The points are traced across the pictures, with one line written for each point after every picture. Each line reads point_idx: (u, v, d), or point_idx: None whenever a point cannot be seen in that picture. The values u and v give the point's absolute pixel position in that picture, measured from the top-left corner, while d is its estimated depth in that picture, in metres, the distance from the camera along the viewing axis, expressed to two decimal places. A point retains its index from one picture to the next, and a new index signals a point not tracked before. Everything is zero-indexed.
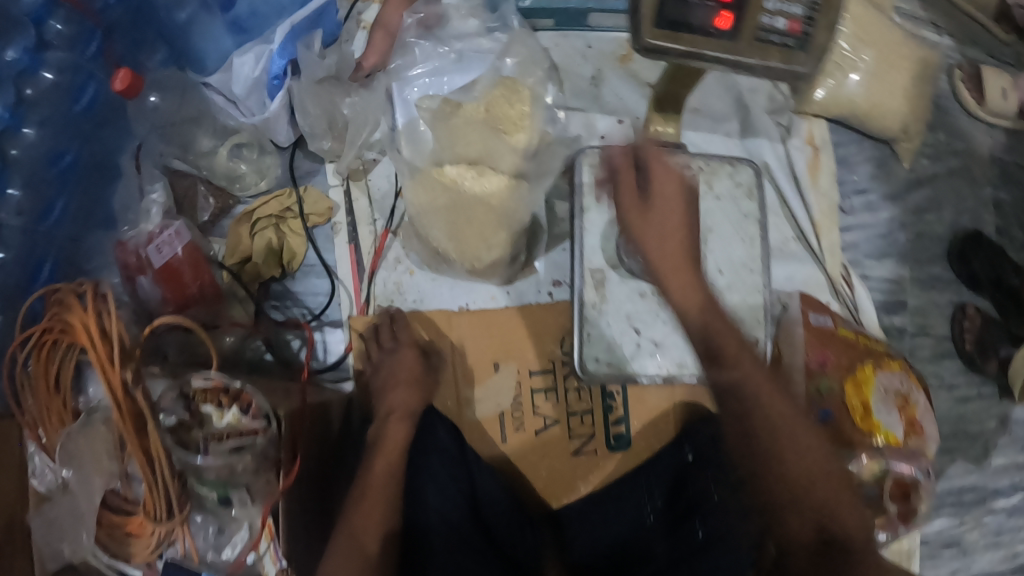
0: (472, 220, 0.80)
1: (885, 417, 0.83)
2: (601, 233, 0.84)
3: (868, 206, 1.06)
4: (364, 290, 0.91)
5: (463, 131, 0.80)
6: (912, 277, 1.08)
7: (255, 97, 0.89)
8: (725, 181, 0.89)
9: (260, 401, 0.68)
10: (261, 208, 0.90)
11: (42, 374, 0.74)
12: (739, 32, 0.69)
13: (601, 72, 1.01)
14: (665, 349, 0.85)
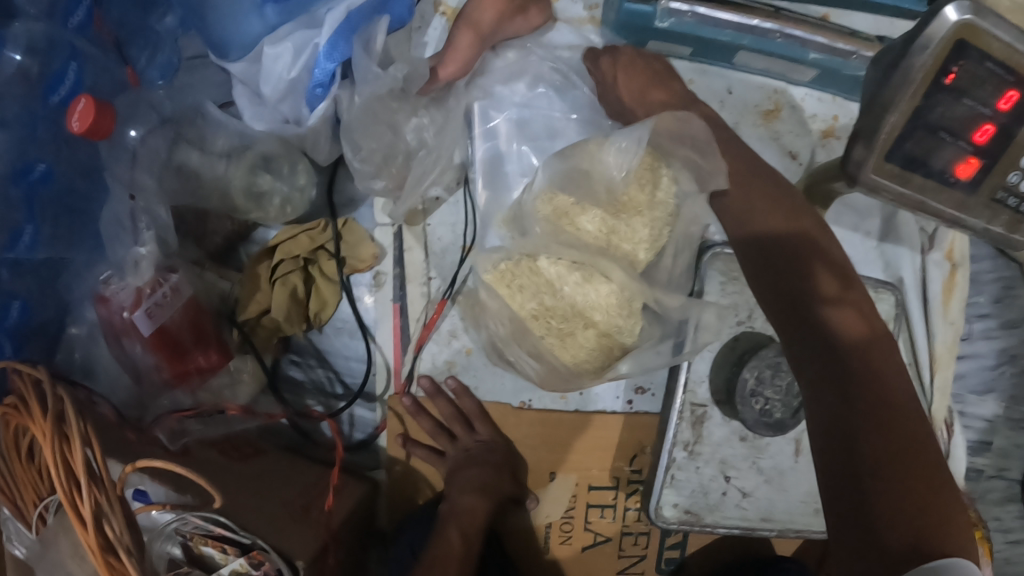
0: (563, 335, 0.64)
1: None
2: (712, 360, 0.69)
3: (984, 334, 0.94)
4: (406, 364, 0.75)
5: (566, 215, 0.62)
6: (1009, 418, 0.96)
7: (289, 102, 0.66)
8: None
9: (273, 560, 0.59)
10: (287, 246, 0.71)
11: (11, 443, 0.59)
12: (983, 184, 0.57)
13: (737, 126, 0.81)
14: (751, 500, 0.73)
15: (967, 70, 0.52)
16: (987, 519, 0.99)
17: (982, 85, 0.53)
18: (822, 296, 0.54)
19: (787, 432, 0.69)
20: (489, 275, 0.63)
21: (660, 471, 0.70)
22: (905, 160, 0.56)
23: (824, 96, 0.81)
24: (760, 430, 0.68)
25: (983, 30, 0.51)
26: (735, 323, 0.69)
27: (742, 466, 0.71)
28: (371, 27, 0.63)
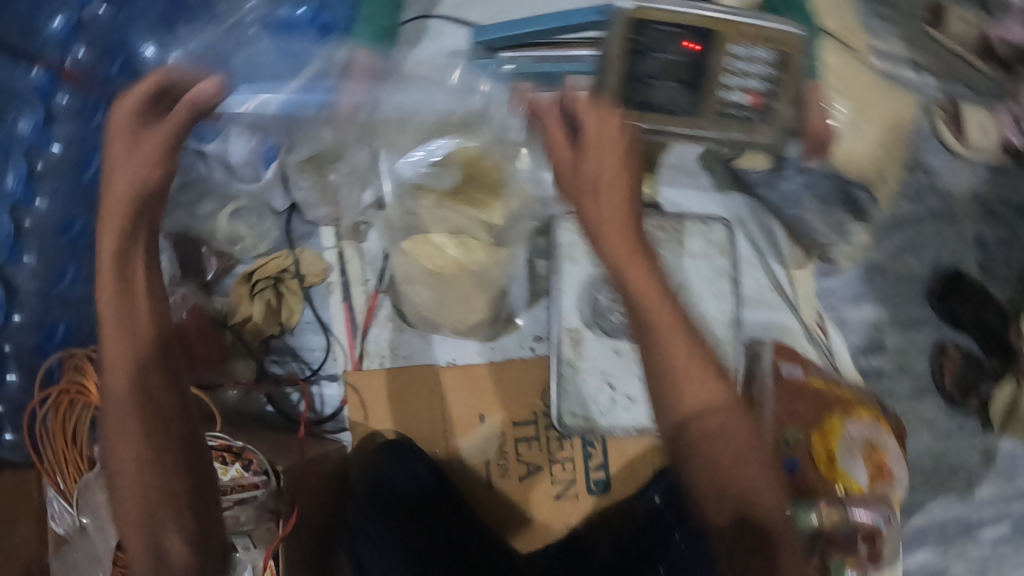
0: (456, 285, 0.88)
1: (849, 466, 0.89)
2: (576, 294, 0.89)
3: (845, 253, 1.09)
4: (358, 346, 0.96)
5: (444, 204, 0.86)
6: (892, 319, 1.10)
7: (251, 168, 0.91)
8: (698, 240, 0.93)
9: (260, 458, 0.78)
10: (260, 269, 0.94)
11: (61, 424, 0.80)
12: (703, 109, 0.74)
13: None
14: (638, 402, 0.88)
15: (650, 36, 0.71)
16: (904, 412, 1.13)
17: (664, 43, 0.72)
18: (676, 366, 0.70)
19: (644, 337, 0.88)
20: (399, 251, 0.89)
21: (555, 387, 0.87)
22: (637, 104, 0.74)
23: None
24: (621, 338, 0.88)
25: (648, 8, 0.71)
26: (589, 266, 0.89)
27: (624, 377, 0.88)
28: None
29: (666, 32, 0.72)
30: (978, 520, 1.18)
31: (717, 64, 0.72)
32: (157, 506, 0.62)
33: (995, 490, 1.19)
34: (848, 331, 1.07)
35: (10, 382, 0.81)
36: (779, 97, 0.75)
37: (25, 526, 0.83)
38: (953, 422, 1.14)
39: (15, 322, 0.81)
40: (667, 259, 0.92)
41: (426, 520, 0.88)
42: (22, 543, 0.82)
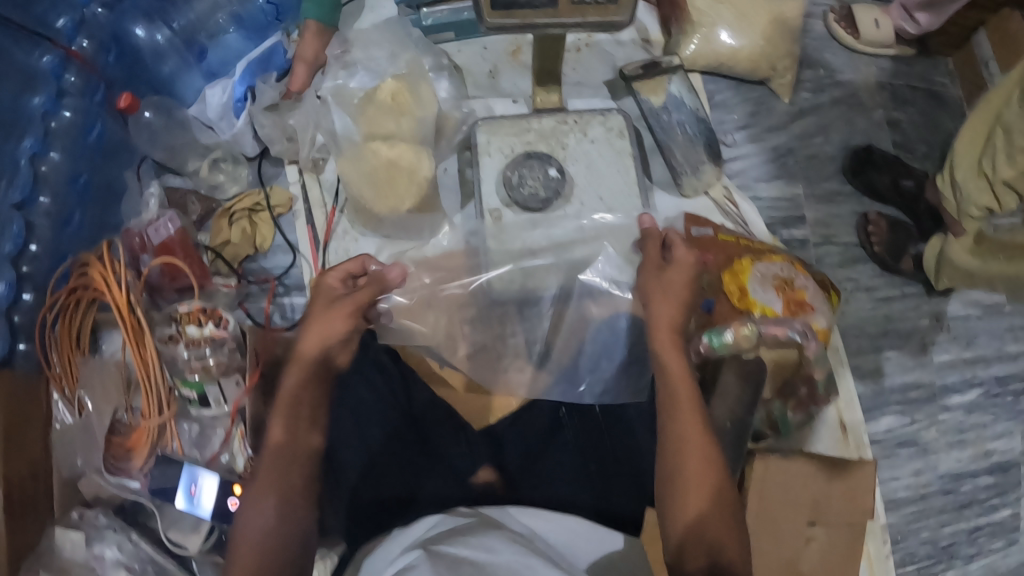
0: (392, 180, 1.02)
1: (761, 296, 0.97)
2: (494, 181, 1.03)
3: (751, 139, 1.19)
4: (319, 258, 1.12)
5: (377, 119, 1.04)
6: (808, 194, 1.19)
7: (224, 120, 1.14)
8: (598, 127, 1.06)
9: (229, 317, 0.96)
10: (237, 204, 1.14)
11: (67, 329, 0.99)
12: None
13: (498, 67, 1.17)
14: (556, 266, 1.01)
15: None
16: (840, 280, 1.18)
17: None
18: (686, 467, 0.78)
19: (553, 205, 1.00)
20: (344, 161, 1.04)
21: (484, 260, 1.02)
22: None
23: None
24: (532, 209, 1.00)
25: None
26: (503, 157, 1.04)
27: (541, 245, 1.02)
28: (263, 74, 1.15)
29: None
30: (941, 383, 1.22)
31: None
32: (295, 449, 0.83)
33: (951, 354, 1.23)
34: (766, 207, 1.16)
35: (26, 301, 0.98)
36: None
37: (35, 425, 0.95)
38: (893, 287, 1.20)
39: (32, 251, 0.98)
40: (571, 146, 1.05)
41: (385, 394, 0.99)
42: (34, 438, 0.94)
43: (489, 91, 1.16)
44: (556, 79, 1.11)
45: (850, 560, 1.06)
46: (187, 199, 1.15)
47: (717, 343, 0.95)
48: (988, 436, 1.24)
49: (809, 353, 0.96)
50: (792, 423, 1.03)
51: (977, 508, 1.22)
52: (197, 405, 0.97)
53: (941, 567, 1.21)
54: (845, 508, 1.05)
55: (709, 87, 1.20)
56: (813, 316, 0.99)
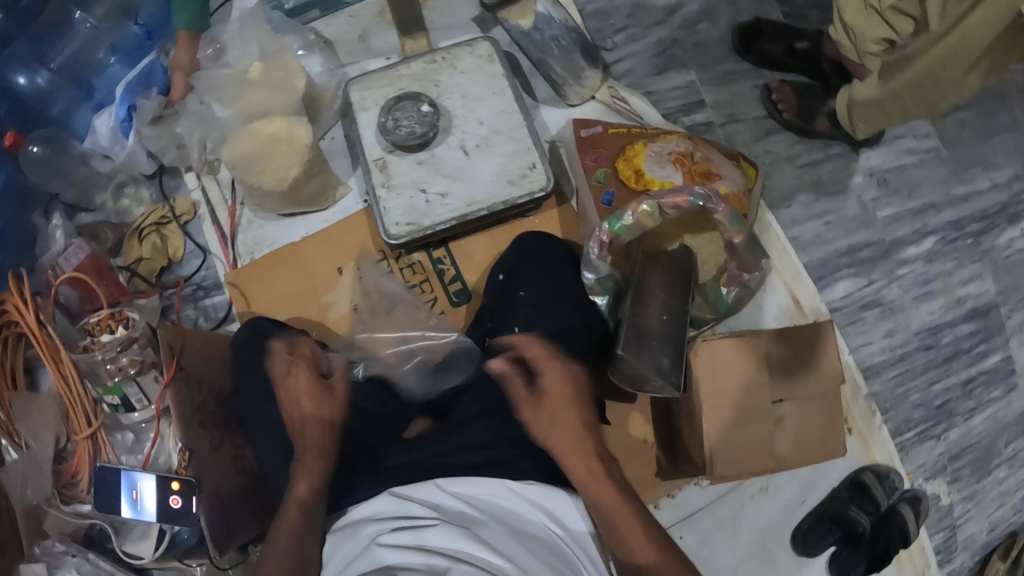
0: (273, 153, 0.99)
1: (657, 173, 0.97)
2: (374, 130, 1.02)
3: (631, 39, 1.19)
4: (230, 252, 1.12)
5: (249, 98, 1.02)
6: (704, 78, 1.19)
7: (116, 141, 1.14)
8: (467, 58, 1.06)
9: (135, 316, 0.98)
10: (144, 221, 1.14)
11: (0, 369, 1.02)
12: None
13: (368, 30, 1.19)
14: (451, 198, 0.99)
15: None
16: (757, 153, 1.18)
17: None
18: (610, 510, 0.71)
19: (432, 138, 0.99)
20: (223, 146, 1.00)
21: (376, 206, 0.99)
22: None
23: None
24: (411, 148, 0.99)
25: None
26: (377, 108, 1.03)
27: (433, 180, 0.99)
28: (145, 91, 1.16)
29: None
30: (891, 238, 1.17)
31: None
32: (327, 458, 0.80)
33: (896, 207, 1.18)
34: (664, 99, 1.17)
35: None
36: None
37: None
38: (814, 153, 1.19)
39: None
40: (444, 81, 1.04)
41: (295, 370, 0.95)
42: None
43: (363, 55, 1.18)
44: (422, 26, 1.13)
45: (827, 438, 0.98)
46: (100, 230, 1.13)
47: (618, 226, 0.92)
48: (957, 282, 1.18)
49: (721, 216, 0.91)
50: (728, 298, 0.98)
51: (965, 359, 1.17)
52: (123, 410, 0.99)
53: (940, 427, 1.15)
54: (816, 381, 0.97)
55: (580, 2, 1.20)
56: (720, 183, 0.96)
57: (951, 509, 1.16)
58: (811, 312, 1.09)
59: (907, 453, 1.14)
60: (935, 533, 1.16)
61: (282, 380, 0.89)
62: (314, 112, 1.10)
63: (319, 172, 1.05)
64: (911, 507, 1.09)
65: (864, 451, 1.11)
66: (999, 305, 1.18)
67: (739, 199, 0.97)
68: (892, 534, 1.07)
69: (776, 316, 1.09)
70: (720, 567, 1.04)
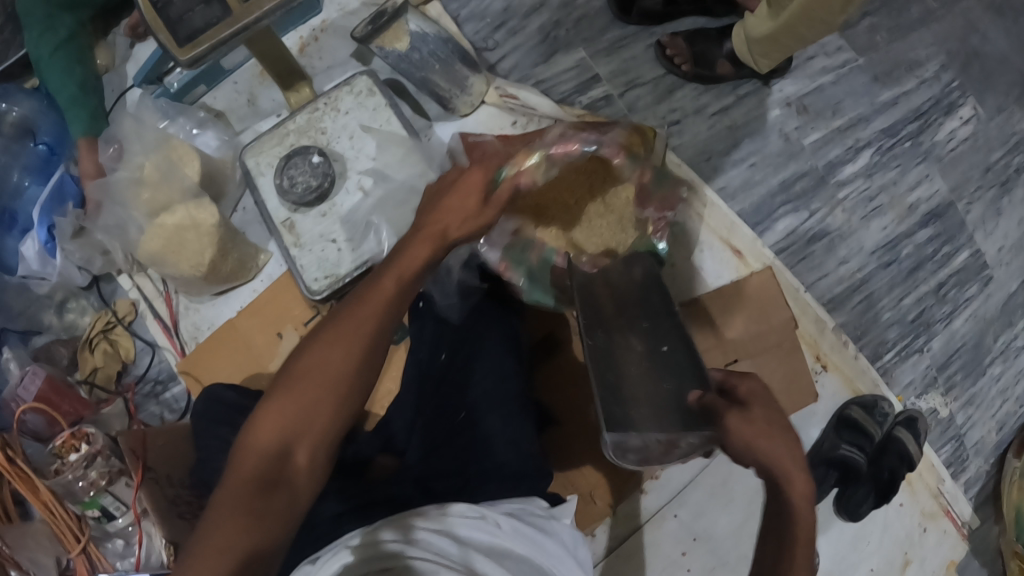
0: (183, 241, 1.00)
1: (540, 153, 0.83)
2: (273, 193, 1.02)
3: (511, 33, 1.24)
4: (178, 340, 1.14)
5: (148, 194, 1.02)
6: (592, 53, 1.22)
7: (46, 264, 1.12)
8: (347, 97, 1.05)
9: (94, 430, 0.99)
10: (91, 331, 1.14)
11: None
12: (232, 7, 0.88)
13: (254, 92, 1.23)
14: (360, 240, 0.99)
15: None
16: (663, 114, 1.17)
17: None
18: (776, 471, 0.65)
19: (328, 189, 0.99)
20: (139, 243, 1.00)
21: (291, 267, 0.99)
22: (192, 38, 0.88)
23: (289, 36, 1.26)
24: (308, 203, 0.99)
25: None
26: (271, 171, 1.03)
27: (340, 227, 1.00)
28: (64, 208, 1.13)
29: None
30: (823, 163, 1.13)
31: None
32: (277, 443, 0.64)
33: (822, 130, 1.14)
34: (555, 84, 1.21)
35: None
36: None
37: None
38: (724, 98, 1.16)
39: None
40: (329, 126, 1.04)
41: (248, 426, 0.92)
42: None
43: (254, 117, 1.22)
44: (301, 75, 1.15)
45: (791, 388, 0.94)
46: (53, 348, 1.13)
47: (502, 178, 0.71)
48: (903, 191, 1.12)
49: (622, 161, 0.82)
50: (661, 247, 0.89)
51: (931, 266, 1.10)
52: (105, 521, 0.99)
53: (921, 340, 1.08)
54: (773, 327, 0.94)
55: (454, 11, 1.25)
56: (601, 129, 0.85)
57: (953, 419, 1.09)
58: (755, 260, 1.07)
59: (892, 374, 1.07)
60: (942, 446, 1.09)
61: (348, 306, 0.69)
62: (219, 188, 1.12)
63: (238, 245, 1.06)
64: (908, 430, 1.02)
65: (847, 385, 1.05)
66: (954, 203, 1.13)
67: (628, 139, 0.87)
68: (894, 462, 1.00)
69: (719, 275, 1.06)
70: (716, 533, 1.02)
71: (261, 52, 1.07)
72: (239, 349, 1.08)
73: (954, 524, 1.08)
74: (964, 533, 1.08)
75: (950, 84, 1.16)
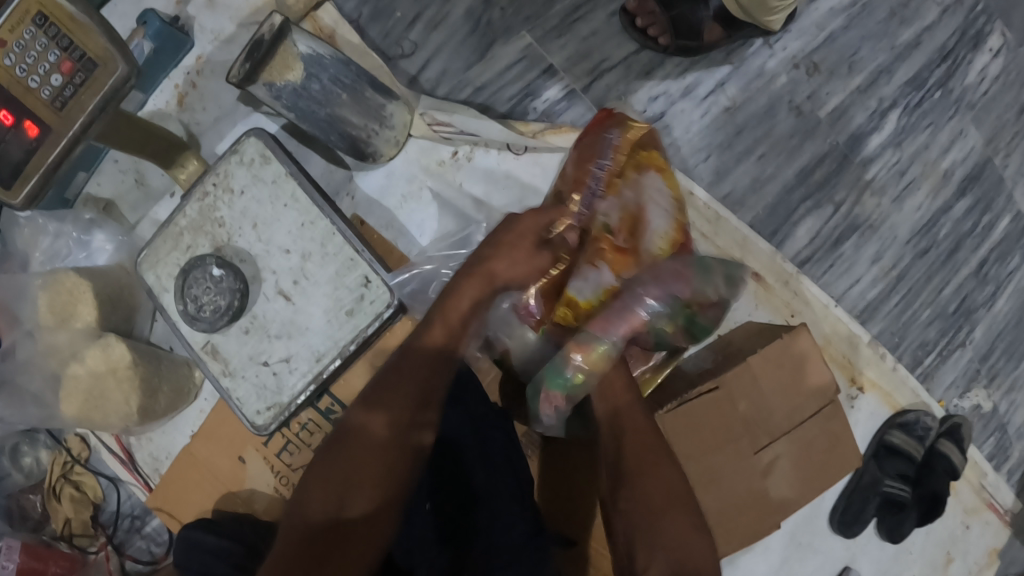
0: (104, 394, 0.87)
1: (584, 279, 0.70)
2: (181, 317, 0.86)
3: (431, 28, 0.98)
4: (140, 476, 1.03)
5: (62, 343, 0.90)
6: (539, 35, 0.96)
7: None
8: (239, 173, 0.86)
9: None
10: (50, 477, 1.05)
11: None
12: (48, 120, 0.72)
13: (140, 169, 1.04)
14: (296, 358, 0.84)
15: None
16: (641, 105, 0.93)
17: None
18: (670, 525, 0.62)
19: (241, 303, 0.83)
20: (60, 403, 0.88)
21: (229, 401, 0.86)
22: (16, 174, 0.73)
23: (162, 87, 1.03)
24: (222, 324, 0.84)
25: None
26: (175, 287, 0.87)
27: (269, 344, 0.84)
28: None
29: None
30: (844, 137, 0.91)
31: (14, 85, 0.72)
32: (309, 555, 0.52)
33: (839, 94, 0.91)
34: (498, 90, 0.97)
35: None
36: (84, 43, 0.71)
37: None
38: (718, 70, 0.92)
39: None
40: (227, 215, 0.86)
41: None
42: None
43: (148, 202, 1.06)
44: (182, 147, 0.96)
45: (831, 455, 0.78)
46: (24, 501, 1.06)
47: (569, 386, 0.67)
48: (935, 155, 0.92)
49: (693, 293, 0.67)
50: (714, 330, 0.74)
51: (972, 243, 0.93)
52: None
53: (962, 331, 0.93)
54: (786, 392, 0.76)
55: (359, 13, 0.99)
56: (654, 227, 0.72)
57: (996, 410, 0.97)
58: (777, 280, 0.89)
59: (934, 377, 0.93)
60: (984, 440, 0.98)
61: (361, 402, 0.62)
62: (127, 305, 0.97)
63: (171, 370, 0.94)
64: (952, 443, 0.90)
65: (884, 402, 0.92)
66: (992, 159, 0.93)
67: (679, 230, 0.74)
68: (942, 482, 0.89)
69: (735, 307, 0.88)
70: None
71: (124, 142, 0.86)
72: (202, 479, 0.97)
73: (996, 514, 0.99)
74: (1006, 519, 0.99)
75: (976, 7, 0.93)
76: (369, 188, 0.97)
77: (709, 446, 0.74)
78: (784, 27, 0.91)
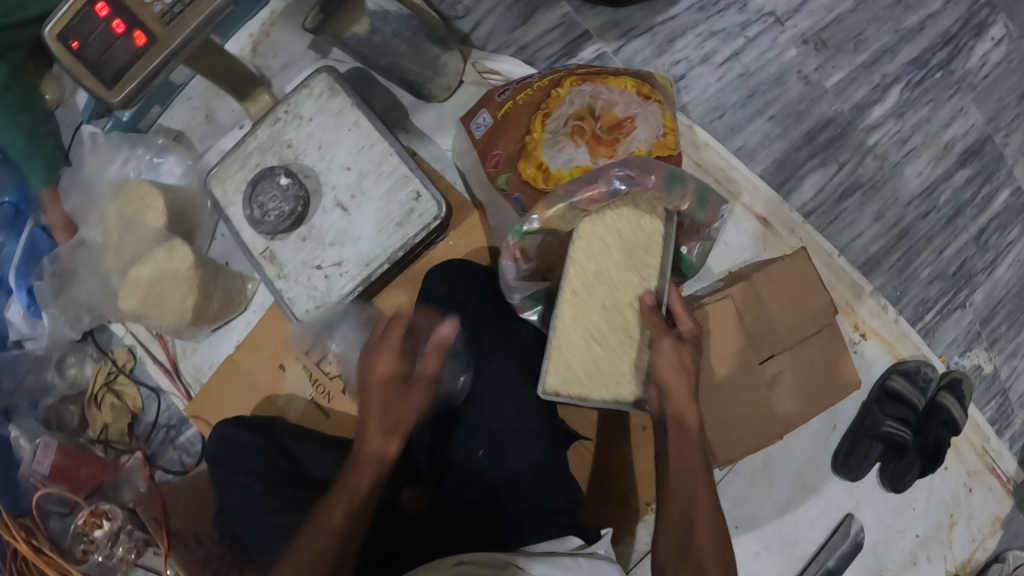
0: (161, 293, 0.93)
1: (560, 160, 0.84)
2: (245, 220, 0.94)
3: None
4: (182, 383, 1.11)
5: (125, 243, 0.97)
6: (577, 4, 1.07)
7: (33, 324, 1.05)
8: (309, 102, 0.95)
9: (113, 509, 0.95)
10: (93, 386, 1.10)
11: None
12: (156, 33, 0.80)
13: (210, 106, 1.15)
14: (347, 263, 0.92)
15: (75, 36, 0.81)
16: (665, 68, 1.02)
17: (93, 29, 0.81)
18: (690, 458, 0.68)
19: (301, 211, 0.91)
20: (118, 300, 0.94)
21: (282, 300, 0.93)
22: (118, 77, 0.82)
23: (237, 36, 1.14)
24: (282, 229, 0.92)
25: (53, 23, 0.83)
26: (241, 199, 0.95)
27: (324, 251, 0.92)
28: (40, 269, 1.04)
29: (97, 31, 0.81)
30: (850, 106, 1.00)
31: None
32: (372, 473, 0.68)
33: (845, 68, 1.01)
34: (539, 49, 1.07)
35: None
36: None
37: None
38: (733, 41, 1.02)
39: None
40: (294, 137, 0.95)
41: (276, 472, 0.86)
42: None
43: (215, 135, 1.15)
44: (257, 82, 1.05)
45: (835, 375, 0.85)
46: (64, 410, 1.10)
47: (524, 234, 0.81)
48: (935, 129, 1.00)
49: (654, 191, 0.78)
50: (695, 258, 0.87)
51: (972, 210, 1.00)
52: None
53: (961, 293, 1.00)
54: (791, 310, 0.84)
55: None
56: (637, 136, 0.85)
57: (997, 374, 1.01)
58: (784, 229, 0.97)
59: (934, 334, 0.99)
60: (986, 403, 1.02)
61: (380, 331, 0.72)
62: (188, 221, 1.05)
63: (224, 280, 1.01)
64: (952, 395, 0.95)
65: (887, 351, 0.98)
66: (992, 136, 1.01)
67: (662, 146, 0.85)
68: (942, 432, 0.94)
69: (745, 248, 0.97)
70: (760, 519, 0.98)
71: (205, 67, 0.96)
72: (242, 384, 1.03)
73: (999, 481, 1.02)
74: (1009, 488, 1.02)
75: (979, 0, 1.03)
76: (422, 124, 1.08)
77: (725, 354, 0.82)
78: (795, 8, 1.02)
